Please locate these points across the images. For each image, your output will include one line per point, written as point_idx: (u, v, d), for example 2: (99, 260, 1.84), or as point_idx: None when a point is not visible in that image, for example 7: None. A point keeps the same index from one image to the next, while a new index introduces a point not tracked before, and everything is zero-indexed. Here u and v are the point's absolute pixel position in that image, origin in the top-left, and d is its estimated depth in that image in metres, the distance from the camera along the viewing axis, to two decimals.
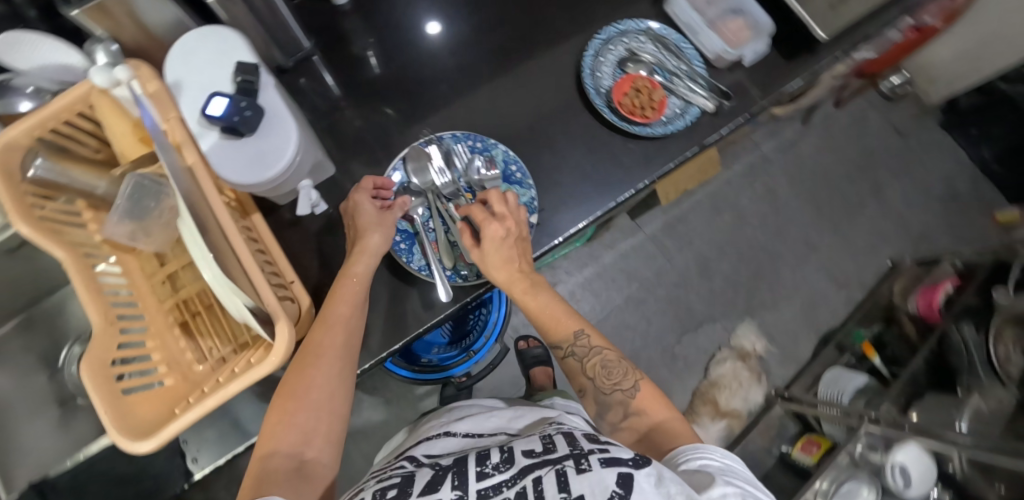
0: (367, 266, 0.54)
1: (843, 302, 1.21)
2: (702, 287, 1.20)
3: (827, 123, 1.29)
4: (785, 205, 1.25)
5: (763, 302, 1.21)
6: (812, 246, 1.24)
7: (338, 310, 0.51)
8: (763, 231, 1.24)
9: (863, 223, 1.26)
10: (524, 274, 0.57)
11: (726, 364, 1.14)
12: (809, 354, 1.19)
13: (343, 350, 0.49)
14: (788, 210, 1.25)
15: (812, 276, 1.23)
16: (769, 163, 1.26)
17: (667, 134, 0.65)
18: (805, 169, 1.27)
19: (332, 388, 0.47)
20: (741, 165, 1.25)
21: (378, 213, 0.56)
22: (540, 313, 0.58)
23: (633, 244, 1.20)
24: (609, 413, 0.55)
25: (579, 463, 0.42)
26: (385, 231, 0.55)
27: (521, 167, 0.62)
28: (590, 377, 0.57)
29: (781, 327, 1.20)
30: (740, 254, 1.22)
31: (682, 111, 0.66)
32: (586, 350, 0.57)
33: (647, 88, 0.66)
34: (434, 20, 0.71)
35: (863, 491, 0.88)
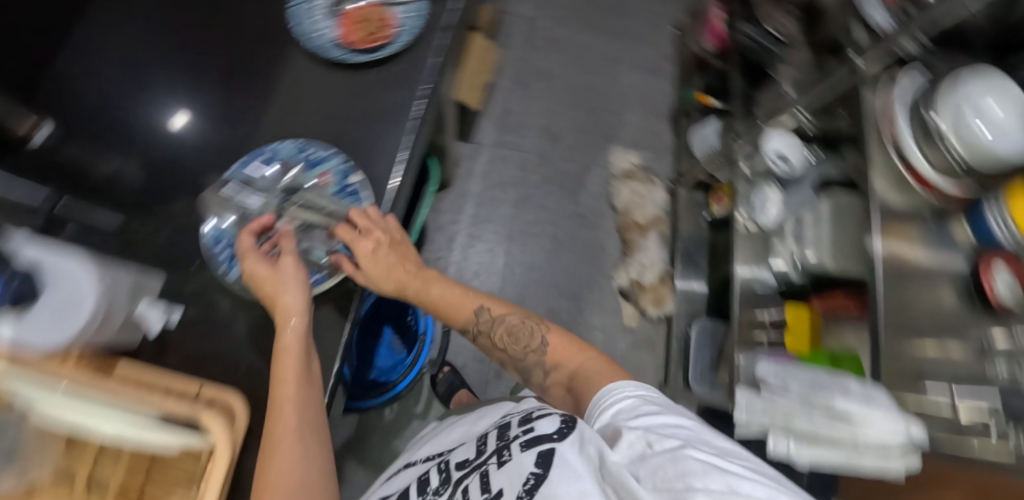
0: (298, 330, 0.52)
1: (664, 83, 1.36)
2: (563, 148, 1.27)
3: None
4: (572, 43, 1.36)
5: (613, 125, 1.31)
6: (613, 58, 1.36)
7: (280, 391, 0.50)
8: (572, 75, 1.33)
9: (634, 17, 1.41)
10: (411, 264, 0.66)
11: (622, 190, 1.24)
12: (671, 137, 1.32)
13: (300, 431, 0.50)
14: (577, 46, 1.36)
15: (631, 80, 1.35)
16: (536, 21, 1.36)
17: (417, 35, 0.69)
18: (565, 8, 1.38)
19: (297, 468, 0.49)
20: (518, 38, 1.34)
21: (274, 268, 0.54)
22: (440, 298, 0.67)
23: (488, 158, 1.24)
24: (534, 375, 0.64)
25: (501, 457, 0.52)
26: (298, 289, 0.54)
27: (314, 143, 0.62)
28: (502, 348, 0.66)
29: (639, 132, 1.31)
30: (570, 103, 1.31)
31: (410, 16, 0.69)
32: (490, 322, 0.66)
33: (370, 15, 0.69)
34: (177, 112, 0.65)
35: (770, 194, 1.01)
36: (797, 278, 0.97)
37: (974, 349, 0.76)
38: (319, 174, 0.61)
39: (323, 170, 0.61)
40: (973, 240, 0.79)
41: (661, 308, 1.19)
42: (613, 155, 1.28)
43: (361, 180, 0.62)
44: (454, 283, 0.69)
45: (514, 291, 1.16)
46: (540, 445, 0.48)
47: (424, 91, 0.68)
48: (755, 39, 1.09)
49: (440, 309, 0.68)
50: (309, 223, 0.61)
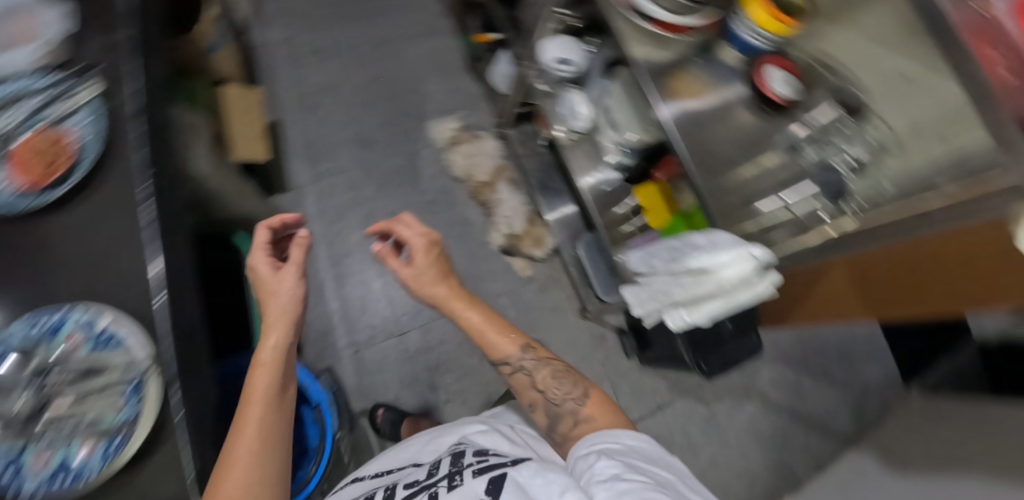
0: (278, 339, 0.59)
1: (446, 42, 1.35)
2: (383, 148, 1.25)
3: None
4: (341, 48, 1.33)
5: (418, 103, 1.30)
6: (387, 43, 1.34)
7: (256, 396, 0.54)
8: (358, 77, 1.31)
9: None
10: (459, 292, 0.72)
11: (454, 157, 1.24)
12: (477, 87, 1.32)
13: (262, 442, 0.51)
14: (346, 49, 1.33)
15: (414, 54, 1.34)
16: (294, 43, 1.31)
17: (104, 134, 0.62)
18: (318, 19, 1.34)
19: (250, 481, 0.48)
20: (285, 69, 1.29)
21: (273, 273, 0.64)
22: (483, 332, 0.69)
23: (316, 194, 1.19)
24: (560, 424, 0.60)
25: (453, 481, 0.51)
26: (290, 283, 0.64)
27: (37, 314, 0.54)
28: (539, 389, 0.64)
29: (446, 98, 1.30)
30: (368, 103, 1.28)
31: (85, 124, 0.61)
32: (534, 364, 0.66)
33: (41, 144, 0.60)
34: None
35: (574, 98, 1.01)
36: (628, 161, 0.97)
37: (787, 147, 0.79)
38: (63, 341, 0.54)
39: (67, 332, 0.54)
40: (740, 55, 0.82)
41: (542, 248, 1.20)
42: (431, 130, 1.27)
43: (115, 319, 0.55)
44: (510, 329, 0.69)
45: (406, 303, 1.15)
46: (493, 471, 0.50)
47: (145, 191, 0.60)
48: None
49: (484, 333, 0.69)
50: (84, 385, 0.53)
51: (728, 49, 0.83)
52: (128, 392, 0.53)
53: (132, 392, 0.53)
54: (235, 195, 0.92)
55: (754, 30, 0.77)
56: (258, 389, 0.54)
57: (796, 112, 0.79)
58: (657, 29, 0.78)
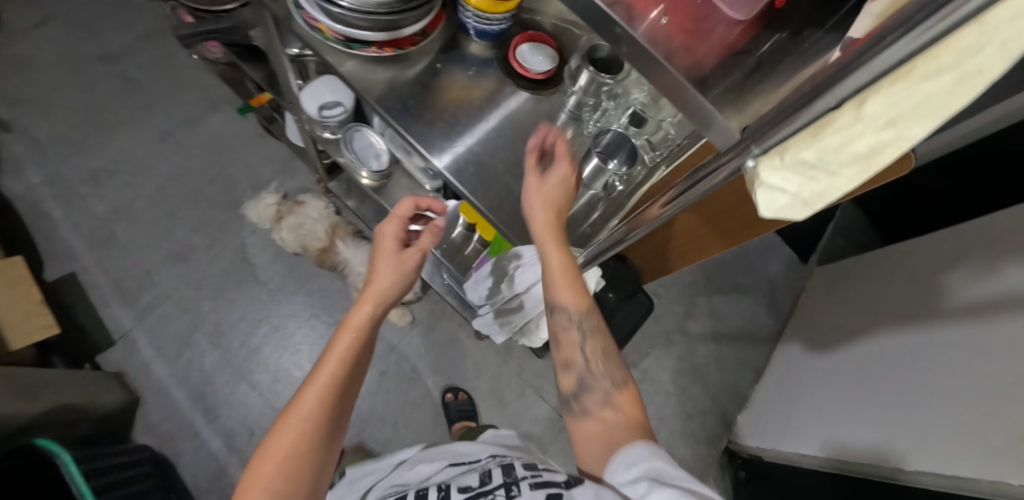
0: (364, 313, 0.62)
1: (235, 121, 1.26)
2: (208, 253, 1.14)
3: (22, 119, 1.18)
4: (119, 165, 1.18)
5: (229, 193, 1.19)
6: (171, 143, 1.22)
7: (328, 365, 0.57)
8: (150, 187, 1.17)
9: (150, 94, 1.25)
10: (558, 206, 0.60)
11: (284, 234, 1.13)
12: (286, 155, 1.24)
13: (319, 407, 0.54)
14: (126, 164, 1.18)
15: (205, 145, 1.23)
16: (63, 180, 1.15)
17: None
18: (77, 142, 1.19)
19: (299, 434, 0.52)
20: (62, 212, 1.12)
21: (395, 250, 0.69)
22: (551, 274, 0.58)
23: (149, 332, 1.06)
24: (585, 397, 0.55)
25: (509, 492, 0.46)
26: (399, 268, 0.67)
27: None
28: (582, 357, 0.58)
29: (257, 177, 1.21)
30: (173, 213, 1.16)
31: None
32: (582, 329, 0.58)
33: None
34: None
35: (366, 135, 0.92)
36: (434, 182, 0.91)
37: (571, 119, 0.70)
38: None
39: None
40: (483, 43, 0.71)
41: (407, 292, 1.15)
42: (253, 216, 1.17)
43: None
44: (584, 282, 0.59)
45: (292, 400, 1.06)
46: (551, 489, 0.45)
47: None
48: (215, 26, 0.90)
49: (552, 278, 0.59)
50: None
51: (472, 42, 0.71)
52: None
53: None
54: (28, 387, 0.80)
55: (480, 16, 0.63)
56: (331, 358, 0.57)
57: (561, 85, 0.70)
58: (373, 54, 0.66)
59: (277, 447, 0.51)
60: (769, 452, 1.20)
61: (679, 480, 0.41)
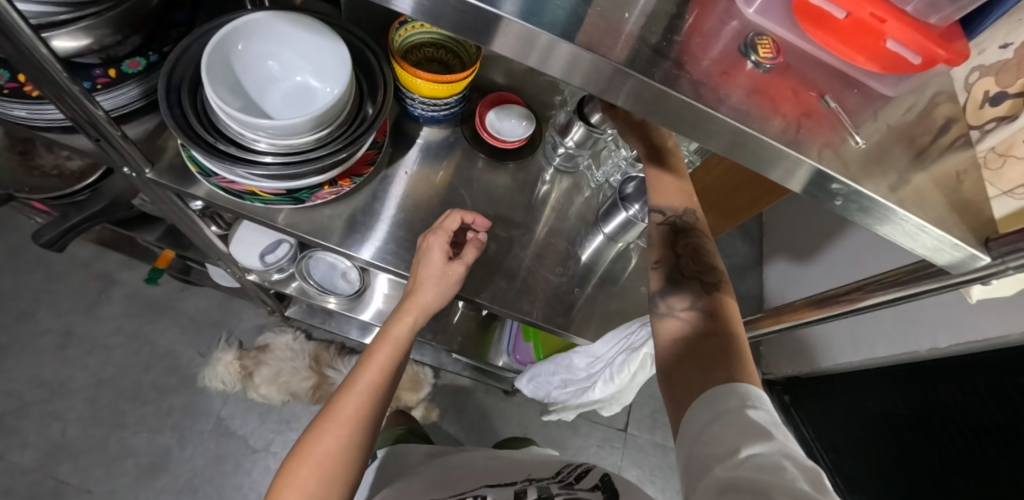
0: (406, 326, 0.51)
1: (140, 287, 1.06)
2: (182, 449, 0.96)
3: None
4: (22, 398, 0.95)
5: (173, 370, 1.01)
6: (73, 345, 1.00)
7: (371, 376, 0.49)
8: (75, 406, 0.96)
9: (18, 299, 1.01)
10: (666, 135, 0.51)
11: (264, 388, 1.01)
12: (217, 302, 1.08)
13: (364, 421, 0.47)
14: (30, 392, 0.96)
15: (116, 329, 1.02)
16: None
17: None
18: None
19: (339, 453, 0.44)
20: None
21: (441, 264, 0.51)
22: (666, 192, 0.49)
23: None
24: (673, 296, 0.46)
25: None
26: (439, 292, 0.52)
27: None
28: (677, 251, 0.48)
29: (198, 340, 1.04)
30: (117, 424, 0.96)
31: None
32: (691, 224, 0.48)
33: None
34: None
35: (326, 257, 0.82)
36: None
37: (562, 173, 0.63)
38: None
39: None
40: (439, 126, 0.60)
41: (423, 387, 1.06)
42: (213, 384, 1.00)
43: None
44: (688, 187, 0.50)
45: None
46: None
47: None
48: (100, 213, 0.69)
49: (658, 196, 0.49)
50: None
51: (422, 127, 0.60)
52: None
53: None
54: None
55: (427, 103, 0.53)
56: (372, 367, 0.49)
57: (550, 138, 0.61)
58: (328, 196, 0.51)
59: (317, 452, 0.44)
60: (806, 371, 1.20)
61: (770, 456, 0.30)
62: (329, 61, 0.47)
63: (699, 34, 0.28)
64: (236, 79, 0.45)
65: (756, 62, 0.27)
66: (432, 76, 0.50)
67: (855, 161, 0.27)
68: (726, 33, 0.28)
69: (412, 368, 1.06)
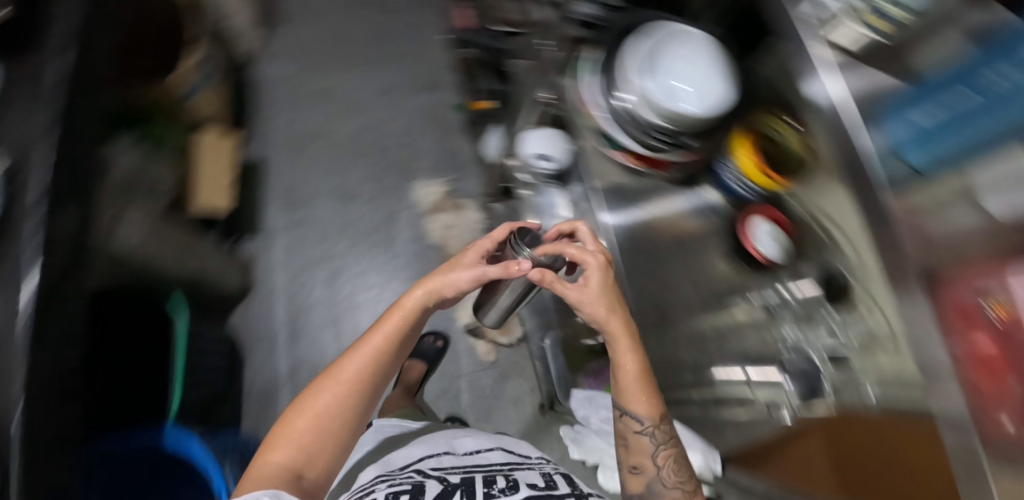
0: (415, 298, 0.63)
1: (447, 99, 1.31)
2: (361, 205, 1.20)
3: (293, 18, 1.35)
4: (340, 94, 1.30)
5: (407, 163, 1.25)
6: (387, 94, 1.31)
7: (374, 339, 0.61)
8: (352, 123, 1.28)
9: (395, 42, 1.35)
10: (633, 339, 0.60)
11: (434, 226, 1.19)
12: (471, 151, 1.27)
13: (358, 380, 0.60)
14: (345, 96, 1.30)
15: (413, 108, 1.30)
16: (294, 87, 1.29)
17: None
18: (323, 57, 1.32)
19: (347, 401, 0.59)
20: (280, 111, 1.26)
21: (472, 264, 0.65)
22: (632, 393, 0.61)
23: (286, 248, 1.15)
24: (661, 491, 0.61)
25: None
26: (465, 278, 0.63)
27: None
28: (651, 462, 0.62)
29: (437, 162, 1.26)
30: (355, 157, 1.24)
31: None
32: (662, 441, 0.62)
33: None
34: None
35: (557, 197, 1.00)
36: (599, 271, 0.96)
37: (762, 307, 0.71)
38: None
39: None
40: (721, 197, 0.78)
41: (508, 337, 1.15)
42: (417, 192, 1.22)
43: None
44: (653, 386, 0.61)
45: None
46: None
47: None
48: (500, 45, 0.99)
49: (630, 398, 0.61)
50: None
51: (710, 187, 0.79)
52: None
53: None
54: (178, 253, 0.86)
55: (736, 176, 0.72)
56: (378, 334, 0.62)
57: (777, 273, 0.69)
58: (624, 160, 0.73)
59: (317, 406, 0.58)
60: None
61: None
62: (710, 90, 0.63)
63: (957, 282, 0.36)
64: (656, 57, 0.66)
65: (985, 320, 0.34)
66: (760, 161, 0.69)
67: (992, 453, 0.30)
68: (974, 287, 0.35)
69: (514, 318, 1.14)
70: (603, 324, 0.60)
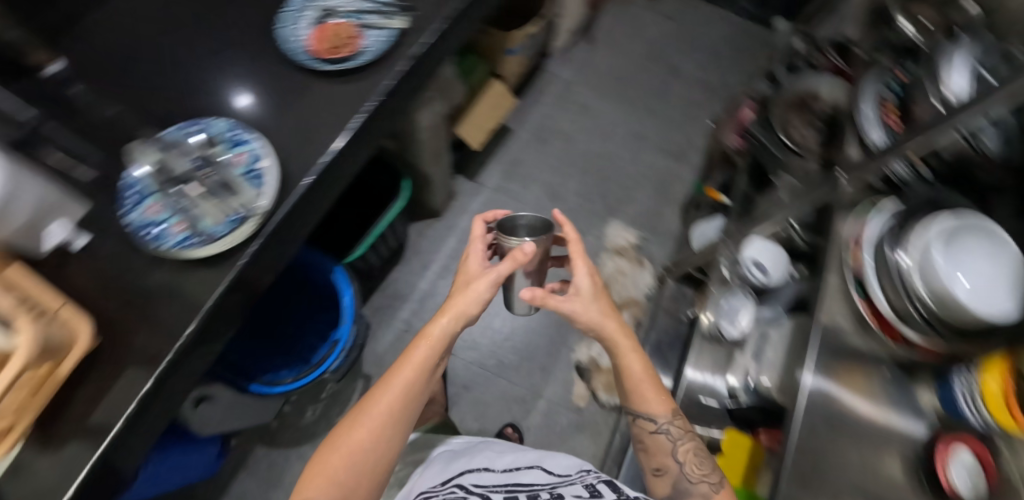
0: (439, 327, 0.69)
1: (686, 169, 1.32)
2: (560, 209, 1.25)
3: (608, 34, 1.46)
4: (603, 113, 1.37)
5: (619, 200, 1.28)
6: (640, 135, 1.35)
7: (404, 373, 0.68)
8: (597, 139, 1.33)
9: (673, 99, 1.40)
10: (625, 338, 0.72)
11: (609, 265, 1.19)
12: (678, 225, 1.27)
13: (393, 410, 0.66)
14: (606, 116, 1.36)
15: (653, 159, 1.33)
16: (574, 84, 1.38)
17: (363, 65, 0.69)
18: (611, 75, 1.41)
19: (382, 423, 0.65)
20: (551, 96, 1.36)
21: (479, 267, 0.73)
22: (640, 385, 0.72)
23: (484, 201, 1.24)
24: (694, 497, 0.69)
25: None
26: (483, 286, 0.70)
27: (195, 122, 0.63)
28: (676, 462, 0.71)
29: (644, 215, 1.26)
30: (581, 168, 1.30)
31: (378, 36, 0.71)
32: (676, 433, 0.72)
33: (342, 30, 0.71)
34: (249, 95, 0.68)
35: (742, 303, 0.95)
36: (745, 400, 0.86)
37: None
38: (236, 154, 0.62)
39: (227, 137, 0.63)
40: (940, 409, 0.66)
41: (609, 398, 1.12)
42: (611, 228, 1.24)
43: (269, 169, 0.62)
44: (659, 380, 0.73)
45: (469, 335, 1.16)
46: None
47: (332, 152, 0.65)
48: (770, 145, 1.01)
49: (637, 388, 0.73)
50: (214, 190, 0.60)
51: (925, 391, 0.67)
52: (238, 206, 0.60)
53: (231, 221, 0.59)
54: (427, 154, 0.96)
55: (971, 396, 0.60)
56: (407, 365, 0.68)
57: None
58: (868, 313, 0.67)
59: (356, 432, 0.65)
60: None
61: None
62: (1000, 295, 0.59)
63: None
64: (959, 235, 0.63)
65: None
66: (1008, 389, 0.57)
67: None
68: None
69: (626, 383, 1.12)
70: (602, 327, 0.72)
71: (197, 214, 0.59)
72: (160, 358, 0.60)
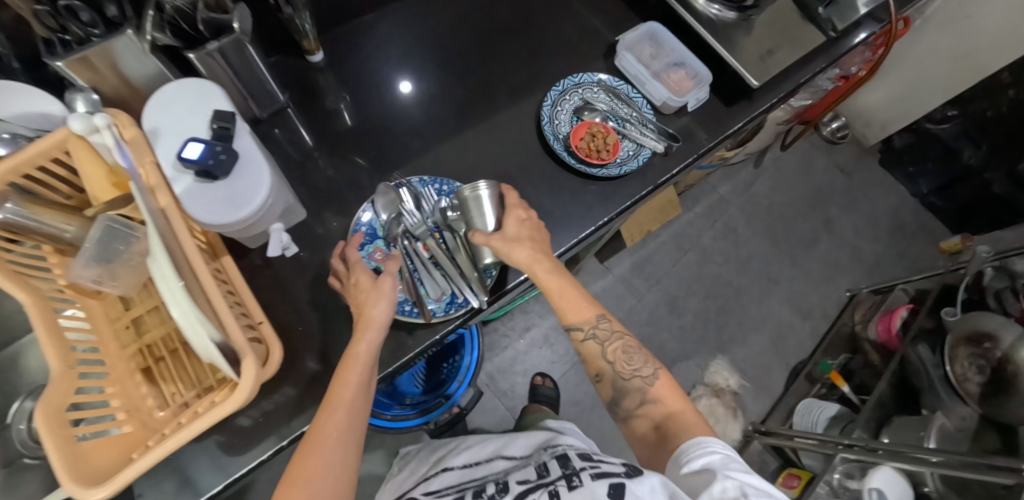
0: (367, 343, 0.51)
1: (809, 332, 1.28)
2: (672, 324, 1.24)
3: (776, 165, 1.42)
4: (746, 242, 1.33)
5: (731, 337, 1.25)
6: (774, 279, 1.31)
7: (342, 394, 0.49)
8: (731, 265, 1.30)
9: (820, 255, 1.36)
10: (546, 255, 0.57)
11: (702, 402, 1.16)
12: (781, 387, 1.23)
13: (341, 432, 0.48)
14: (747, 247, 1.33)
15: (778, 308, 1.29)
16: (726, 203, 1.35)
17: (622, 174, 0.68)
18: (766, 206, 1.37)
19: (337, 455, 0.47)
20: (701, 206, 1.33)
21: (373, 284, 0.54)
22: (558, 298, 0.58)
23: (603, 286, 1.24)
24: (627, 399, 0.58)
25: (572, 482, 0.54)
26: (385, 302, 0.53)
27: (445, 182, 0.62)
28: (610, 361, 0.59)
29: (750, 362, 1.23)
30: (707, 290, 1.27)
31: (635, 153, 0.69)
32: (607, 333, 0.59)
33: (601, 133, 0.68)
34: (405, 80, 0.76)
35: None
36: None
37: None
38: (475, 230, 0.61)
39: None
40: None
41: None
42: (715, 364, 1.21)
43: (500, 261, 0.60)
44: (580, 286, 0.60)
45: None
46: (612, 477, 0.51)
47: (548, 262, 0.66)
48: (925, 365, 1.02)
49: (555, 302, 0.59)
50: (447, 259, 0.59)
51: None
52: (465, 288, 0.58)
53: (450, 302, 0.58)
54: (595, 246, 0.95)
55: None
56: (339, 385, 0.49)
57: None
58: None
59: (302, 472, 0.45)
60: None
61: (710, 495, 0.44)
62: None
63: None
64: None
65: None
66: None
67: None
68: None
69: None
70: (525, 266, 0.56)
71: (420, 278, 0.58)
72: (320, 387, 0.61)
